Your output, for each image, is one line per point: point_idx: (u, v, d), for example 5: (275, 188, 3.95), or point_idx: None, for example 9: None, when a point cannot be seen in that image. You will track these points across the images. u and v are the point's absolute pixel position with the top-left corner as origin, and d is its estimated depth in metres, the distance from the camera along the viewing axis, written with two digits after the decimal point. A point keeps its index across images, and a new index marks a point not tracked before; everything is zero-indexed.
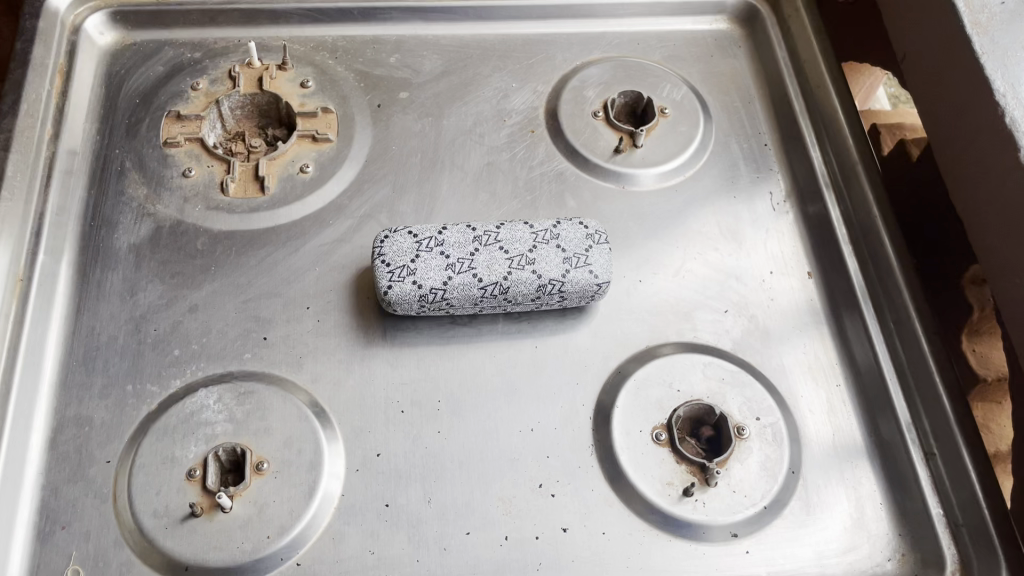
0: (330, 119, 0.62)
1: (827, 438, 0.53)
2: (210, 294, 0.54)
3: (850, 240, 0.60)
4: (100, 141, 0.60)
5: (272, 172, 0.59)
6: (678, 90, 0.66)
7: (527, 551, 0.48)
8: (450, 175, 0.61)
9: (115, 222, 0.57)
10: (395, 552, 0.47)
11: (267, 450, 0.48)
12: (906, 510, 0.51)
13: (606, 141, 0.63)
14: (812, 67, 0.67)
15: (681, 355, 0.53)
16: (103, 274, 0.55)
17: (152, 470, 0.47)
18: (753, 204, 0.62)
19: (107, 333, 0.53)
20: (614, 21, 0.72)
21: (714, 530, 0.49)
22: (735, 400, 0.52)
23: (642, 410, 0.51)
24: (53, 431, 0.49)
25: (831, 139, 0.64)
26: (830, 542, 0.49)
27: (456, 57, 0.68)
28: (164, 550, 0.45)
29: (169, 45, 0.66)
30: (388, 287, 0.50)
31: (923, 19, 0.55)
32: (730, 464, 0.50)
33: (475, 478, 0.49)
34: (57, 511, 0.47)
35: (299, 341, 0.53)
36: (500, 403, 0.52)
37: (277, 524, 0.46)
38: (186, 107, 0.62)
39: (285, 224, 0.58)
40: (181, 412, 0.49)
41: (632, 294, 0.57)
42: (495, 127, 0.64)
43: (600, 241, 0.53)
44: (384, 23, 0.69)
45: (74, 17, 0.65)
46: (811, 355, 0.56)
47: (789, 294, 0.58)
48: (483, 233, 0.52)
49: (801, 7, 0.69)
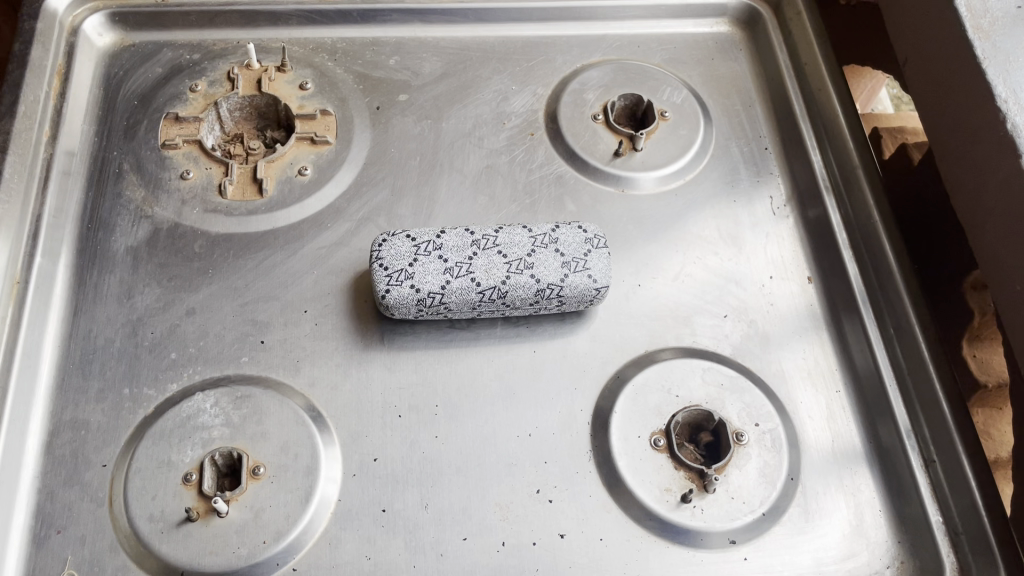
0: (329, 121, 0.62)
1: (827, 444, 0.52)
2: (208, 297, 0.54)
3: (851, 244, 0.59)
4: (98, 143, 0.60)
5: (271, 174, 0.59)
6: (679, 93, 0.66)
7: (524, 557, 0.47)
8: (449, 179, 0.61)
9: (112, 224, 0.57)
10: (390, 558, 0.47)
11: (264, 454, 0.48)
12: (905, 518, 0.51)
13: (606, 144, 0.62)
14: (813, 71, 0.67)
15: (681, 361, 0.53)
16: (100, 277, 0.55)
17: (148, 474, 0.47)
18: (753, 208, 0.62)
19: (103, 336, 0.53)
20: (615, 23, 0.71)
21: (712, 537, 0.48)
22: (734, 405, 0.52)
23: (640, 416, 0.51)
24: (49, 434, 0.49)
25: (832, 143, 0.63)
26: (829, 549, 0.49)
27: (456, 59, 0.67)
28: (160, 555, 0.45)
29: (167, 46, 0.66)
30: (386, 291, 0.50)
31: (925, 24, 0.55)
32: (728, 470, 0.49)
33: (473, 483, 0.49)
34: (53, 515, 0.47)
35: (297, 345, 0.53)
36: (498, 408, 0.52)
37: (273, 530, 0.46)
38: (185, 108, 0.62)
39: (283, 227, 0.57)
40: (178, 416, 0.49)
41: (631, 298, 0.57)
42: (495, 129, 0.64)
43: (599, 245, 0.52)
44: (384, 24, 0.68)
45: (73, 18, 0.65)
46: (810, 360, 0.55)
47: (789, 299, 0.58)
48: (482, 237, 0.52)
49: (803, 11, 0.69)
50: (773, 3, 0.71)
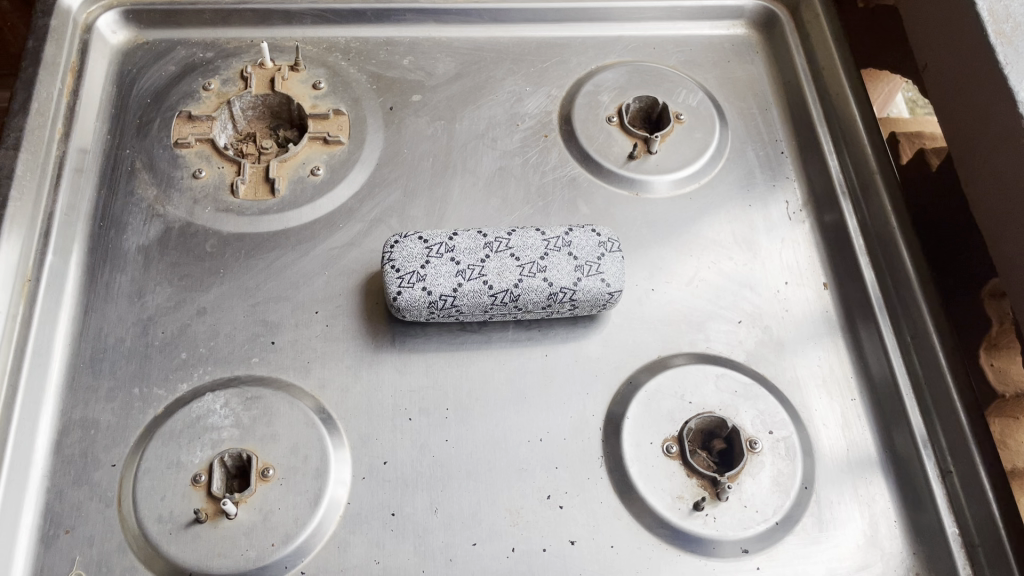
0: (342, 121, 0.62)
1: (842, 452, 0.52)
2: (219, 297, 0.54)
3: (867, 251, 0.59)
4: (111, 141, 0.60)
5: (283, 174, 0.59)
6: (695, 96, 0.65)
7: (534, 564, 0.47)
8: (462, 179, 0.60)
9: (124, 223, 0.57)
10: (400, 563, 0.46)
11: (273, 457, 0.48)
12: (920, 528, 0.50)
13: (620, 147, 0.62)
14: (831, 75, 0.66)
15: (694, 366, 0.53)
16: (111, 275, 0.55)
17: (158, 475, 0.47)
18: (768, 213, 0.61)
19: (114, 334, 0.52)
20: (631, 24, 0.71)
21: (724, 545, 0.48)
22: (748, 413, 0.51)
23: (653, 422, 0.50)
24: (58, 434, 0.49)
25: (850, 147, 0.63)
26: (843, 560, 0.48)
27: (470, 60, 0.67)
28: (168, 557, 0.45)
29: (181, 44, 0.66)
30: (397, 293, 0.50)
31: (950, 27, 0.54)
32: (741, 479, 0.49)
33: (483, 488, 0.49)
34: (61, 515, 0.47)
35: (307, 346, 0.53)
36: (509, 413, 0.51)
37: (281, 532, 0.46)
38: (198, 107, 0.62)
39: (295, 227, 0.57)
40: (188, 416, 0.49)
41: (644, 303, 0.56)
42: (509, 131, 0.63)
43: (612, 249, 0.52)
44: (398, 24, 0.68)
45: (86, 15, 0.65)
46: (826, 367, 0.55)
47: (804, 305, 0.57)
48: (495, 240, 0.51)
49: (821, 14, 0.68)
50: (791, 5, 0.71)
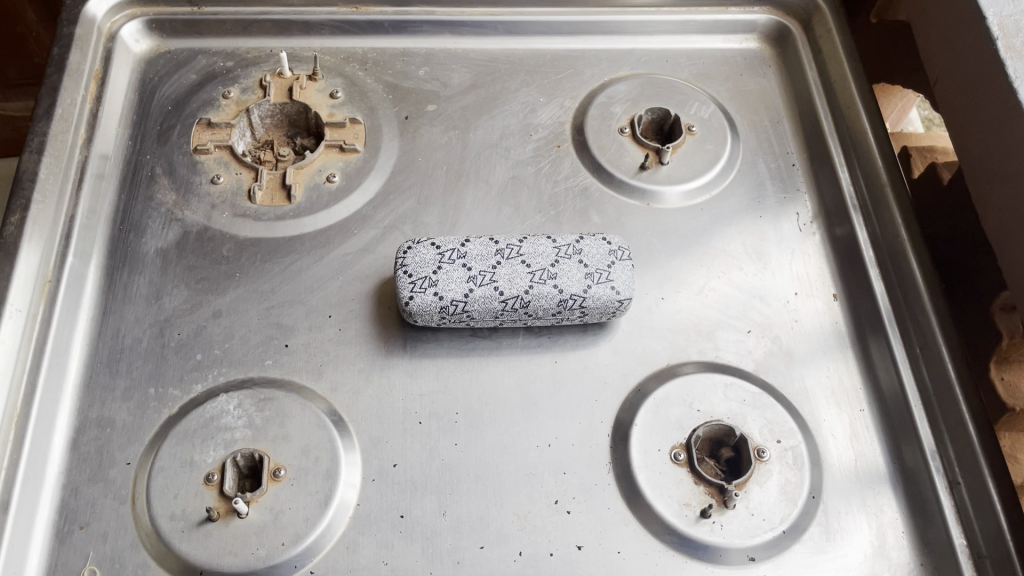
0: (357, 130, 0.63)
1: (850, 463, 0.52)
2: (234, 300, 0.55)
3: (877, 262, 0.59)
4: (132, 147, 0.62)
5: (300, 180, 0.60)
6: (706, 108, 0.66)
7: (541, 568, 0.47)
8: (475, 188, 0.61)
9: (143, 227, 0.58)
10: (407, 564, 0.47)
11: (285, 457, 0.48)
12: (929, 539, 0.50)
13: (631, 157, 0.63)
14: (842, 89, 0.67)
15: (703, 375, 0.53)
16: (129, 277, 0.56)
17: (172, 473, 0.47)
18: (779, 224, 0.61)
19: (131, 336, 0.53)
20: (644, 37, 0.72)
21: (731, 553, 0.48)
22: (756, 422, 0.51)
23: (661, 430, 0.51)
24: (75, 431, 0.50)
25: (861, 160, 0.63)
26: (851, 570, 0.48)
27: (485, 71, 0.68)
28: (179, 554, 0.45)
29: (201, 54, 0.67)
30: (409, 298, 0.50)
31: (964, 40, 0.54)
32: (749, 486, 0.49)
33: (491, 491, 0.49)
34: (76, 511, 0.47)
35: (320, 349, 0.53)
36: (518, 418, 0.52)
37: (291, 532, 0.46)
38: (217, 114, 0.63)
39: (310, 232, 0.58)
40: (201, 417, 0.49)
41: (654, 311, 0.56)
42: (522, 141, 0.64)
43: (623, 258, 0.52)
44: (415, 35, 0.69)
45: (111, 24, 0.67)
46: (835, 378, 0.55)
47: (814, 316, 0.57)
48: (507, 246, 0.52)
49: (833, 29, 0.69)
50: (803, 19, 0.72)
